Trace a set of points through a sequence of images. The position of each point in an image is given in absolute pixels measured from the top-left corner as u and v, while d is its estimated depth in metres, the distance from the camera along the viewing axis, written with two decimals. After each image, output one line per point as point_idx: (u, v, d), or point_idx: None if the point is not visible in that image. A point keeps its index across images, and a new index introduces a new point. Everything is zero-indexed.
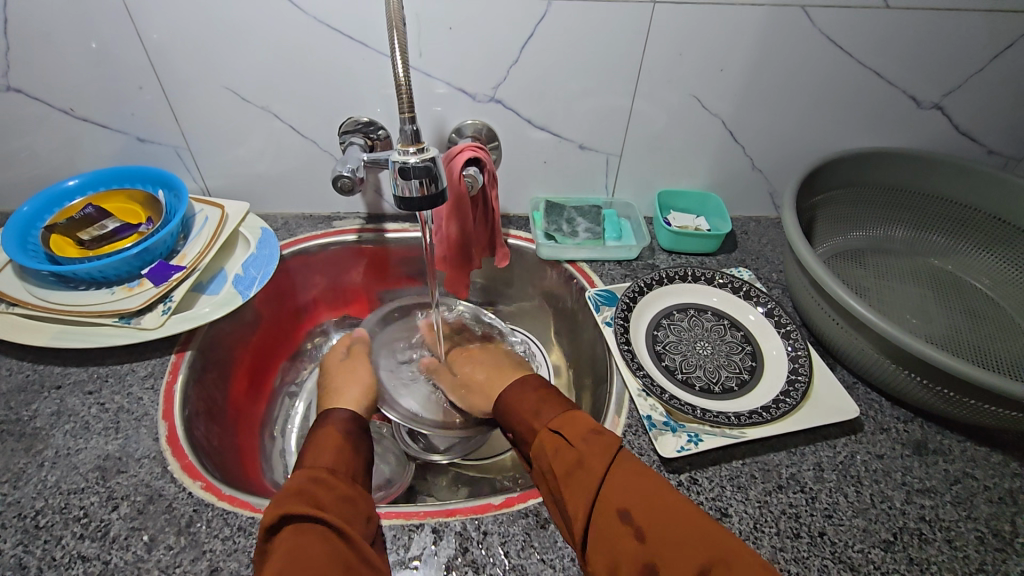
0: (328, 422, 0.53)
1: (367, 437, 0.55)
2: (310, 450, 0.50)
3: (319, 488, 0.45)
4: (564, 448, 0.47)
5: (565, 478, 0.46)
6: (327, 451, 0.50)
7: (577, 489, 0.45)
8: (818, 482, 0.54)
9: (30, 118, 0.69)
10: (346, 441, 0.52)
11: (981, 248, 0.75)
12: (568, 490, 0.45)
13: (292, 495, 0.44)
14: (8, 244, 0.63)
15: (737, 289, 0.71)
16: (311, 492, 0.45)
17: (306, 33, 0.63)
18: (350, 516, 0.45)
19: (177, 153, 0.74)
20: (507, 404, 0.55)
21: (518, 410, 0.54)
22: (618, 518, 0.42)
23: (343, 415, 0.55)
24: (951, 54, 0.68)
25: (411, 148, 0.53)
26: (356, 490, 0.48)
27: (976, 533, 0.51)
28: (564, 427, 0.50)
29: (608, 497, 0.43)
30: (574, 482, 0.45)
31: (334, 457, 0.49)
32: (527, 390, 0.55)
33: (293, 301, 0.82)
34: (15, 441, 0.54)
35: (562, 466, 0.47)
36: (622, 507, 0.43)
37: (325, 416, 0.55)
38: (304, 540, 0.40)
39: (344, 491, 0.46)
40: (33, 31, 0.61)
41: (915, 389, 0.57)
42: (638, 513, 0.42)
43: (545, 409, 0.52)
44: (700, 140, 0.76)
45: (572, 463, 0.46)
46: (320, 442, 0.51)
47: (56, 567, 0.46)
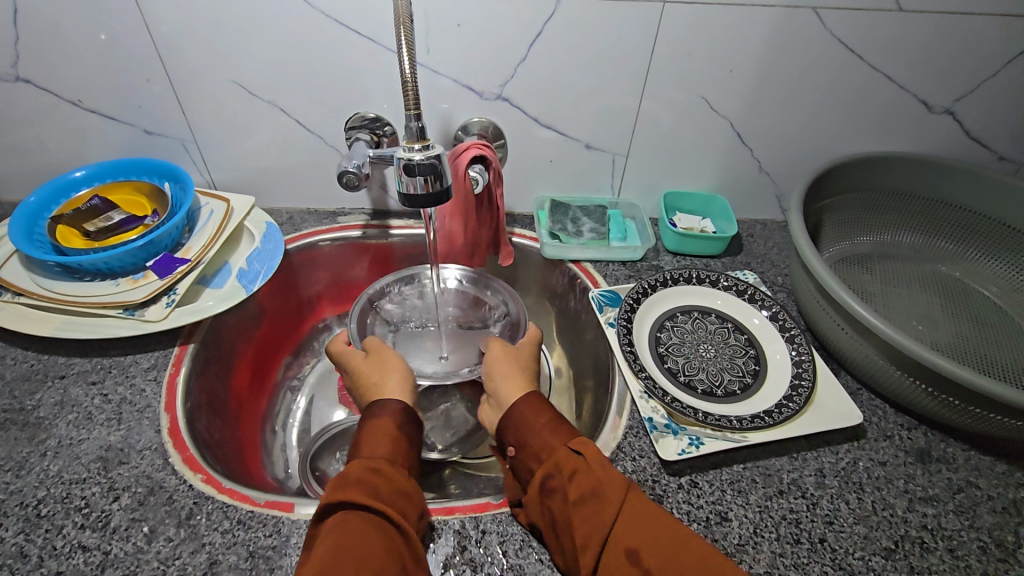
0: (383, 412, 0.52)
1: (421, 426, 0.53)
2: (365, 440, 0.49)
3: (378, 481, 0.45)
4: (580, 473, 0.46)
5: (576, 503, 0.44)
6: (383, 442, 0.49)
7: (590, 520, 0.43)
8: (819, 488, 0.54)
9: (39, 109, 0.69)
10: (406, 430, 0.51)
11: (989, 255, 0.74)
12: (579, 518, 0.44)
13: (350, 486, 0.44)
14: (14, 234, 0.63)
15: (742, 291, 0.71)
16: (370, 484, 0.44)
17: (313, 27, 0.62)
18: (405, 512, 0.45)
19: (184, 146, 0.74)
20: (518, 424, 0.52)
21: (529, 433, 0.51)
22: (625, 558, 0.41)
23: (396, 406, 0.52)
24: (964, 58, 0.67)
25: (417, 145, 0.53)
26: (410, 483, 0.47)
27: (978, 542, 0.50)
28: (588, 452, 0.47)
29: (618, 534, 0.42)
30: (586, 513, 0.43)
31: (389, 448, 0.49)
32: (542, 408, 0.52)
33: (297, 295, 0.82)
34: (20, 430, 0.55)
35: (574, 490, 0.45)
36: (632, 548, 0.41)
37: (375, 406, 0.53)
38: (357, 533, 0.40)
39: (400, 485, 0.46)
40: (42, 23, 0.61)
41: (920, 397, 0.57)
42: (648, 557, 0.40)
43: (556, 434, 0.50)
44: (708, 141, 0.75)
45: (587, 490, 0.44)
46: (375, 430, 0.50)
47: (57, 557, 0.46)
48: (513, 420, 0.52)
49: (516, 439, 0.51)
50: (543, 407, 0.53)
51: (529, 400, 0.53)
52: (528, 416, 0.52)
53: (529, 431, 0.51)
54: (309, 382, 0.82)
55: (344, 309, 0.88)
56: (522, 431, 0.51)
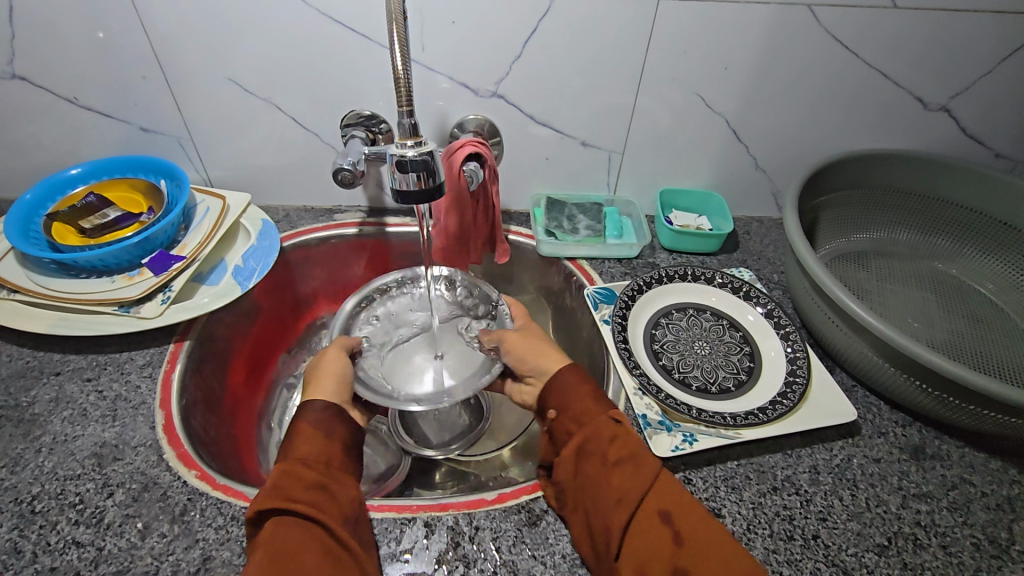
0: (306, 412, 0.51)
1: (353, 421, 0.53)
2: (288, 442, 0.49)
3: (296, 480, 0.45)
4: (621, 437, 0.47)
5: (616, 464, 0.45)
6: (306, 440, 0.48)
7: (626, 481, 0.44)
8: (813, 484, 0.54)
9: (35, 107, 0.69)
10: (326, 425, 0.50)
11: (985, 252, 0.74)
12: (615, 481, 0.45)
13: (269, 490, 0.43)
14: (10, 231, 0.63)
15: (737, 289, 0.70)
16: (288, 486, 0.44)
17: (308, 24, 0.62)
18: (328, 506, 0.45)
19: (180, 144, 0.74)
20: (562, 388, 0.53)
21: (574, 397, 0.52)
22: (657, 519, 0.42)
23: (321, 403, 0.52)
24: (960, 55, 0.67)
25: (410, 141, 0.52)
26: (333, 478, 0.47)
27: (972, 539, 0.50)
28: (626, 425, 0.49)
29: (651, 498, 0.43)
30: (623, 475, 0.45)
31: (308, 445, 0.48)
32: (586, 381, 0.54)
33: (293, 293, 0.82)
34: (15, 426, 0.55)
35: (613, 453, 0.46)
36: (664, 509, 0.43)
37: (302, 407, 0.52)
38: (279, 535, 0.41)
39: (322, 481, 0.46)
40: (38, 21, 0.61)
41: (914, 394, 0.57)
42: (678, 520, 0.42)
43: (600, 401, 0.51)
44: (704, 138, 0.75)
45: (626, 454, 0.46)
46: (301, 430, 0.49)
47: (51, 552, 0.46)
48: (554, 387, 0.54)
49: (558, 403, 0.52)
50: (587, 379, 0.54)
51: (573, 372, 0.54)
52: (572, 384, 0.53)
53: (573, 396, 0.52)
54: None
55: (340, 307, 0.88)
56: (562, 397, 0.52)
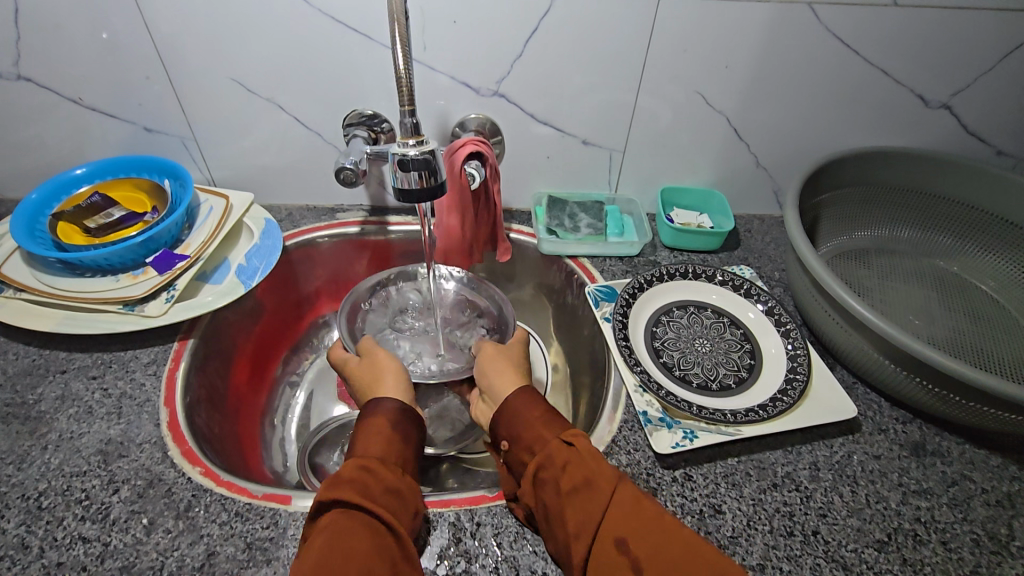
0: (376, 411, 0.52)
1: (421, 424, 0.54)
2: (360, 439, 0.50)
3: (375, 478, 0.45)
4: (574, 462, 0.46)
5: (569, 494, 0.44)
6: (376, 441, 0.49)
7: (581, 511, 0.43)
8: (813, 481, 0.54)
9: (40, 107, 0.70)
10: (400, 429, 0.51)
11: (986, 250, 0.74)
12: (571, 513, 0.44)
13: (343, 484, 0.44)
14: (16, 230, 0.64)
15: (738, 286, 0.71)
16: (362, 483, 0.45)
17: (311, 25, 0.63)
18: (397, 510, 0.45)
19: (183, 144, 0.75)
20: (511, 416, 0.52)
21: (521, 425, 0.51)
22: (614, 546, 0.41)
23: (392, 406, 0.52)
24: (960, 52, 0.67)
25: (411, 140, 0.53)
26: (403, 481, 0.47)
27: (972, 535, 0.51)
28: (580, 444, 0.48)
29: (608, 524, 0.42)
30: (579, 503, 0.44)
31: (382, 445, 0.49)
32: (536, 402, 0.53)
33: (296, 291, 0.83)
34: (21, 424, 0.56)
35: (567, 480, 0.45)
36: (621, 535, 0.41)
37: (372, 405, 0.53)
38: (346, 529, 0.41)
39: (394, 483, 0.46)
40: (43, 22, 0.62)
41: (915, 391, 0.57)
42: (637, 545, 0.41)
43: (547, 428, 0.50)
44: (705, 136, 0.75)
45: (579, 479, 0.45)
46: (368, 429, 0.50)
47: (58, 548, 0.47)
48: (506, 413, 0.53)
49: (508, 433, 0.52)
50: (536, 400, 0.53)
51: (522, 396, 0.54)
52: (522, 410, 0.52)
53: (518, 426, 0.51)
54: (308, 378, 0.83)
55: (342, 305, 0.89)
56: (513, 423, 0.52)
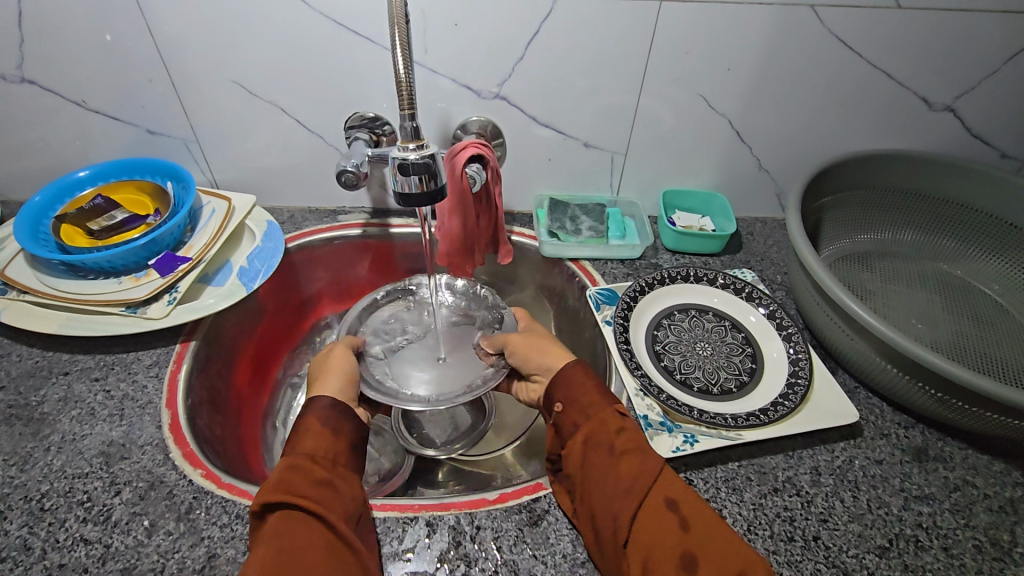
0: (312, 409, 0.51)
1: (359, 419, 0.53)
2: (298, 436, 0.49)
3: (299, 476, 0.45)
4: (627, 430, 0.49)
5: (625, 454, 0.47)
6: (312, 435, 0.49)
7: (637, 471, 0.45)
8: (814, 486, 0.54)
9: (43, 110, 0.70)
10: (334, 421, 0.51)
11: (990, 253, 0.74)
12: (625, 469, 0.46)
13: (277, 484, 0.44)
14: (19, 233, 0.64)
15: (740, 290, 0.70)
16: (291, 481, 0.44)
17: (313, 28, 0.63)
18: (332, 500, 0.45)
19: (186, 146, 0.75)
20: (566, 381, 0.54)
21: (576, 391, 0.53)
22: (665, 505, 0.44)
23: (326, 401, 0.52)
24: (965, 54, 0.66)
25: (411, 145, 0.53)
26: (335, 472, 0.47)
27: (974, 541, 0.50)
28: (630, 418, 0.50)
29: (662, 484, 0.45)
30: (632, 463, 0.46)
31: (317, 440, 0.48)
32: (591, 373, 0.55)
33: (297, 293, 0.83)
34: (24, 425, 0.56)
35: (622, 444, 0.48)
36: (670, 498, 0.44)
37: (308, 406, 0.52)
38: (287, 530, 0.41)
39: (324, 475, 0.46)
40: (47, 25, 0.62)
41: (917, 396, 0.57)
42: (684, 506, 0.43)
43: (603, 394, 0.52)
44: (706, 138, 0.75)
45: (635, 447, 0.47)
46: (307, 426, 0.49)
47: (60, 549, 0.47)
48: (561, 379, 0.54)
49: (563, 396, 0.53)
50: (591, 373, 0.55)
51: (580, 365, 0.56)
52: (578, 377, 0.54)
53: (575, 391, 0.53)
54: None
55: (344, 307, 0.89)
56: (571, 389, 0.53)
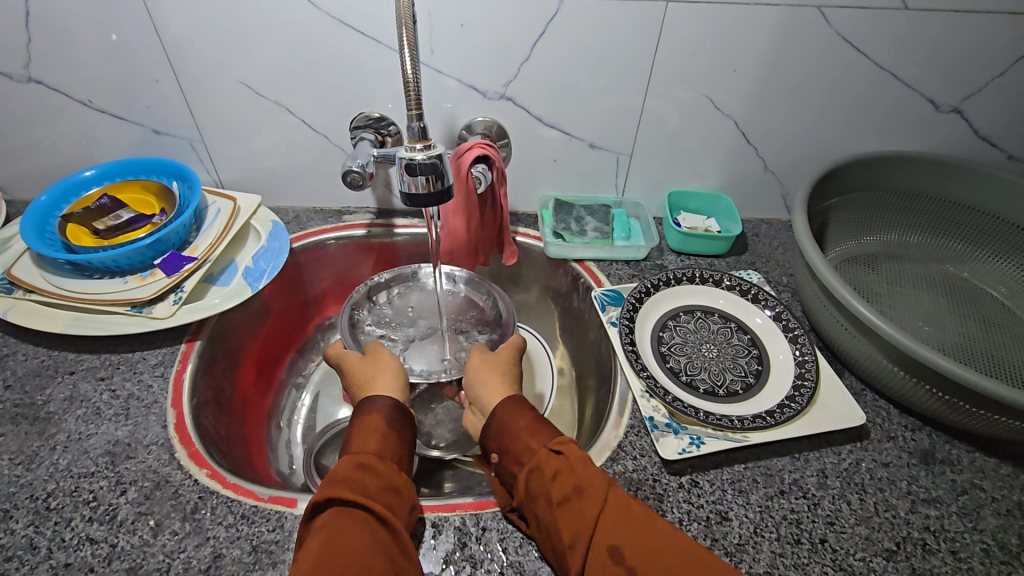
0: (371, 409, 0.52)
1: (411, 422, 0.54)
2: (354, 436, 0.50)
3: (367, 477, 0.45)
4: (563, 471, 0.46)
5: (561, 505, 0.45)
6: (373, 437, 0.49)
7: (574, 519, 0.43)
8: (821, 488, 0.54)
9: (50, 109, 0.70)
10: (393, 424, 0.51)
11: (997, 256, 0.73)
12: (566, 520, 0.44)
13: (340, 482, 0.44)
14: (26, 232, 0.64)
15: (746, 291, 0.70)
16: (359, 481, 0.45)
17: (319, 28, 0.63)
18: (393, 504, 0.45)
19: (192, 146, 0.75)
20: (498, 429, 0.52)
21: (508, 436, 0.51)
22: (609, 554, 0.41)
23: (387, 402, 0.53)
24: (972, 56, 0.66)
25: (418, 145, 0.53)
26: (400, 478, 0.48)
27: (982, 544, 0.50)
28: (568, 452, 0.48)
29: (602, 528, 0.42)
30: (572, 511, 0.44)
31: (379, 442, 0.49)
32: (523, 409, 0.53)
33: (302, 293, 0.83)
34: (30, 424, 0.56)
35: (557, 492, 0.45)
36: (613, 543, 0.41)
37: (365, 404, 0.53)
38: (350, 524, 0.41)
39: (390, 480, 0.46)
40: (53, 26, 0.62)
41: (924, 398, 0.57)
42: (630, 551, 0.41)
43: (535, 436, 0.50)
44: (712, 139, 0.75)
45: (570, 489, 0.45)
46: (365, 427, 0.50)
47: (65, 549, 0.47)
48: (494, 423, 0.52)
49: (498, 445, 0.52)
50: (523, 409, 0.53)
51: (511, 403, 0.53)
52: (511, 420, 0.52)
53: (507, 439, 0.51)
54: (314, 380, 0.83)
55: None
56: (502, 435, 0.51)
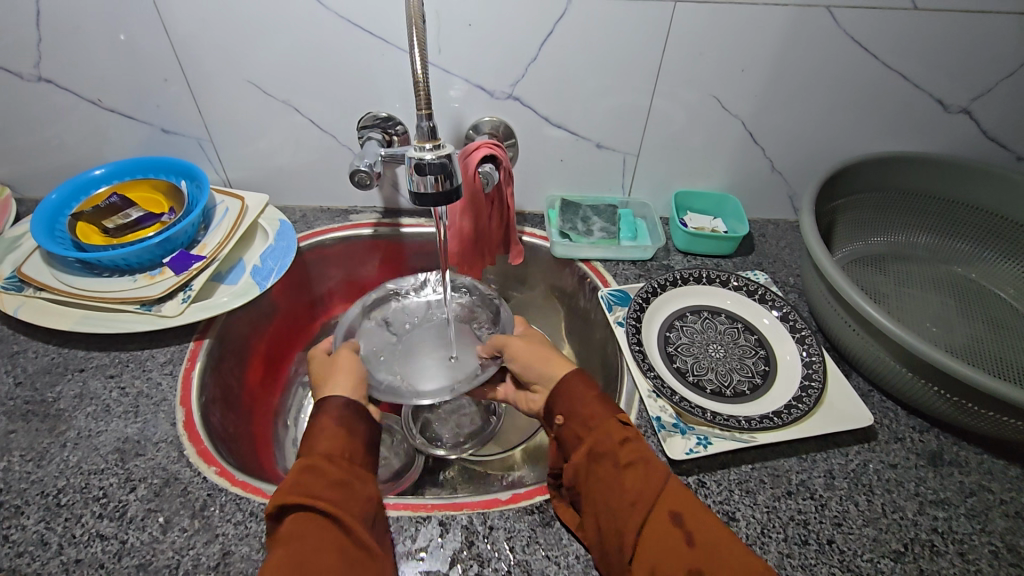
0: (326, 410, 0.51)
1: (368, 418, 0.53)
2: (306, 440, 0.49)
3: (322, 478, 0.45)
4: (632, 440, 0.47)
5: (628, 466, 0.45)
6: (325, 439, 0.48)
7: (642, 483, 0.44)
8: (828, 489, 0.54)
9: (60, 109, 0.71)
10: (344, 422, 0.50)
11: (1005, 256, 0.73)
12: (631, 482, 0.44)
13: (293, 487, 0.44)
14: (36, 230, 0.65)
15: (753, 292, 0.70)
16: (307, 483, 0.44)
17: (327, 28, 0.63)
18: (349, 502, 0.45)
19: (200, 145, 0.76)
20: (568, 392, 0.52)
21: (578, 401, 0.51)
22: (668, 520, 0.42)
23: (339, 402, 0.52)
24: (982, 56, 0.66)
25: (427, 145, 0.53)
26: (353, 474, 0.47)
27: (990, 546, 0.50)
28: (632, 428, 0.49)
29: (666, 496, 0.43)
30: (635, 478, 0.45)
31: (333, 442, 0.48)
32: (587, 382, 0.53)
33: (309, 292, 0.83)
34: (40, 421, 0.56)
35: (625, 456, 0.46)
36: (675, 511, 0.42)
37: (320, 407, 0.52)
38: (302, 533, 0.41)
39: (341, 478, 0.46)
40: (64, 25, 0.63)
41: (933, 400, 0.56)
42: (690, 521, 0.42)
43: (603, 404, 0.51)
44: (719, 140, 0.75)
45: (637, 457, 0.46)
46: (318, 427, 0.50)
47: (76, 544, 0.47)
48: (561, 391, 0.53)
49: (564, 407, 0.52)
50: (591, 382, 0.53)
51: (579, 375, 0.54)
52: (578, 388, 0.53)
53: (577, 401, 0.51)
54: None
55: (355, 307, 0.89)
56: (571, 399, 0.52)
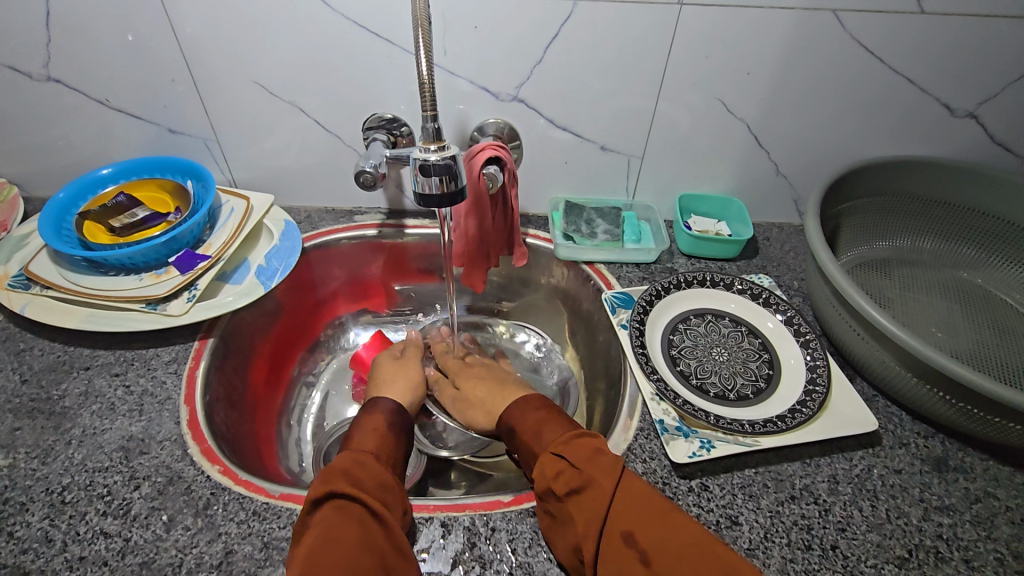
0: (373, 413, 0.56)
1: (407, 431, 0.57)
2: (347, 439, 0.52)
3: (359, 471, 0.47)
4: (564, 469, 0.47)
5: (569, 498, 0.45)
6: (371, 438, 0.52)
7: (584, 509, 0.44)
8: (832, 494, 0.53)
9: (68, 108, 0.71)
10: (389, 429, 0.54)
11: (1010, 261, 0.73)
12: (575, 513, 0.44)
13: (338, 475, 0.45)
14: (43, 228, 0.65)
15: (757, 296, 0.70)
16: (354, 475, 0.46)
17: (333, 28, 0.63)
18: (386, 501, 0.46)
19: (206, 145, 0.76)
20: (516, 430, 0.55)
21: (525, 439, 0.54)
22: (621, 541, 0.41)
23: (389, 406, 0.57)
24: (989, 60, 0.65)
25: (432, 146, 0.53)
26: (392, 478, 0.49)
27: (995, 553, 0.49)
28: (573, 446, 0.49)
29: (612, 518, 0.43)
30: (580, 505, 0.44)
31: (377, 442, 0.52)
32: (532, 407, 0.56)
33: (313, 293, 0.84)
34: (46, 419, 0.57)
35: (562, 487, 0.46)
36: (626, 530, 0.42)
37: (371, 405, 0.57)
38: (337, 519, 0.41)
39: (382, 476, 0.47)
40: (72, 25, 0.63)
41: (938, 405, 0.56)
42: (642, 538, 0.41)
43: (547, 433, 0.52)
44: (724, 143, 0.75)
45: (575, 484, 0.46)
46: (366, 426, 0.54)
47: (80, 542, 0.48)
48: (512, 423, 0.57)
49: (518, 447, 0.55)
50: (532, 408, 0.56)
51: (523, 403, 0.58)
52: (519, 423, 0.55)
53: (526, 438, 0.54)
54: (324, 379, 0.84)
55: (359, 307, 0.89)
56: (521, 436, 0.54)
